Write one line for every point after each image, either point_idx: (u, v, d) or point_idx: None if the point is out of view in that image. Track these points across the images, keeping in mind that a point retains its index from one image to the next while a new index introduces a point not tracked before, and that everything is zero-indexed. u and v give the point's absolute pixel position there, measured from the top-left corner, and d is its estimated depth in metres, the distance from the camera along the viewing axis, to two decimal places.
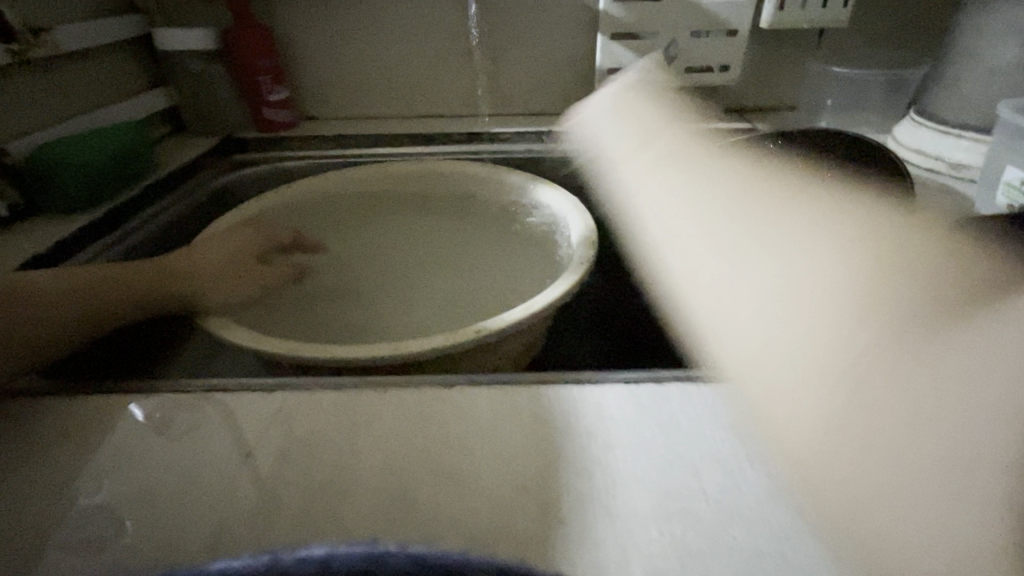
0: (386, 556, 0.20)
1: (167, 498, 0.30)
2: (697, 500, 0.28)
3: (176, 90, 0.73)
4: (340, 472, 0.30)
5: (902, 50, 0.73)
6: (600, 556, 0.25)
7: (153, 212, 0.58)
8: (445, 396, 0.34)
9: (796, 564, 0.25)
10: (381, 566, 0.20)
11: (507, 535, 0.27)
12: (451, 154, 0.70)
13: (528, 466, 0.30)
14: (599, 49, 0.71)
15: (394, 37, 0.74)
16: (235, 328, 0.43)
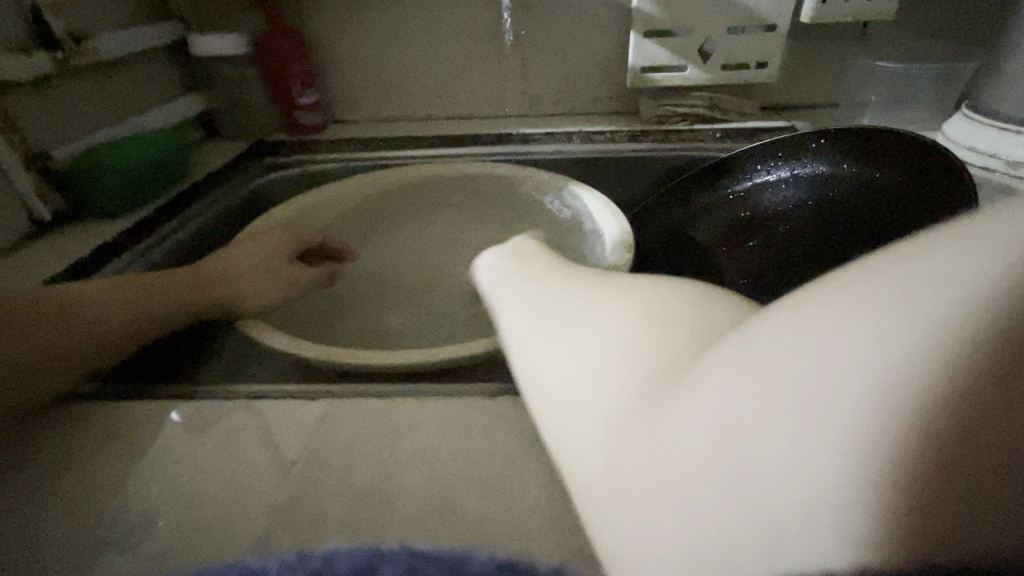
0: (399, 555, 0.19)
1: (210, 503, 0.30)
2: None
3: (209, 95, 0.75)
4: (383, 483, 0.30)
5: (951, 42, 0.69)
6: None
7: (189, 216, 0.59)
8: (487, 405, 0.33)
9: None
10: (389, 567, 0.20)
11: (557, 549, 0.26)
12: (480, 156, 0.70)
13: (572, 480, 0.29)
14: (631, 47, 0.69)
15: (423, 38, 0.74)
16: (272, 332, 0.43)
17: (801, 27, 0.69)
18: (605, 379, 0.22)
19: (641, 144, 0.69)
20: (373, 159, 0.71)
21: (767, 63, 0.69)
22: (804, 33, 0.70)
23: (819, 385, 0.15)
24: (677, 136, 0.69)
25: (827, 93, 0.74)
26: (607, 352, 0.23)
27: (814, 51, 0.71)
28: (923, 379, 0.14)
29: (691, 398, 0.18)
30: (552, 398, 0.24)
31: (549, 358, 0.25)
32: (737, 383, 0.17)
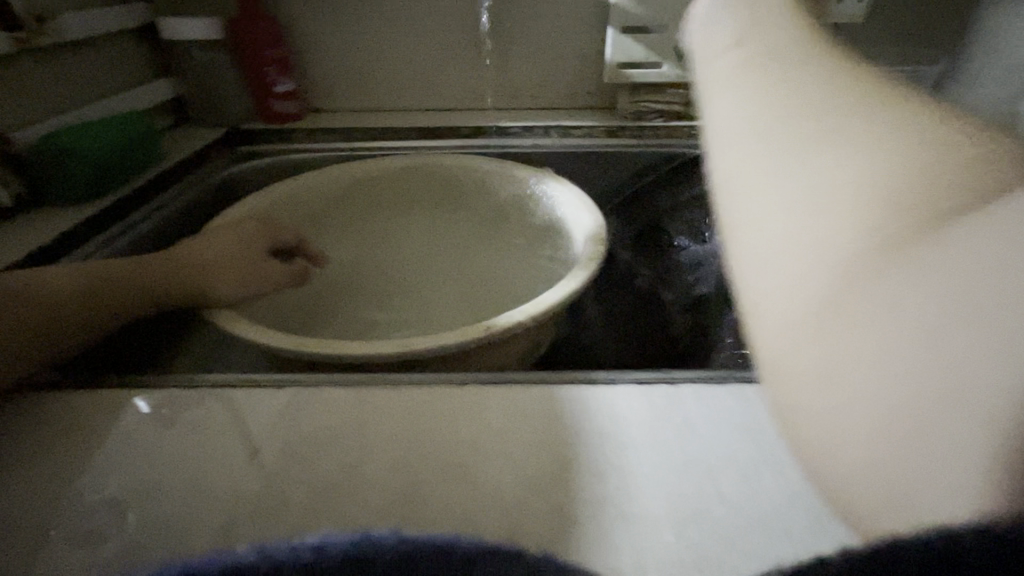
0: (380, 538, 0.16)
1: (170, 492, 0.30)
2: (712, 504, 0.27)
3: (181, 80, 0.73)
4: (350, 473, 0.30)
5: (919, 47, 0.71)
6: (615, 559, 0.25)
7: (159, 204, 0.58)
8: (454, 395, 0.33)
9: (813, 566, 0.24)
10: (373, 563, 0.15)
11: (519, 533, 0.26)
12: (458, 148, 0.70)
13: (536, 468, 0.29)
14: (609, 43, 0.70)
15: (402, 28, 0.73)
16: (240, 322, 0.42)
17: None
18: (799, 290, 0.21)
19: (618, 139, 0.69)
20: (350, 149, 0.70)
21: None
22: None
23: (998, 346, 0.14)
24: (653, 133, 0.70)
25: None
26: (821, 259, 0.20)
27: None
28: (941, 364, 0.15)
29: (888, 362, 0.17)
30: (784, 319, 0.21)
31: (764, 262, 0.23)
32: (936, 315, 0.16)
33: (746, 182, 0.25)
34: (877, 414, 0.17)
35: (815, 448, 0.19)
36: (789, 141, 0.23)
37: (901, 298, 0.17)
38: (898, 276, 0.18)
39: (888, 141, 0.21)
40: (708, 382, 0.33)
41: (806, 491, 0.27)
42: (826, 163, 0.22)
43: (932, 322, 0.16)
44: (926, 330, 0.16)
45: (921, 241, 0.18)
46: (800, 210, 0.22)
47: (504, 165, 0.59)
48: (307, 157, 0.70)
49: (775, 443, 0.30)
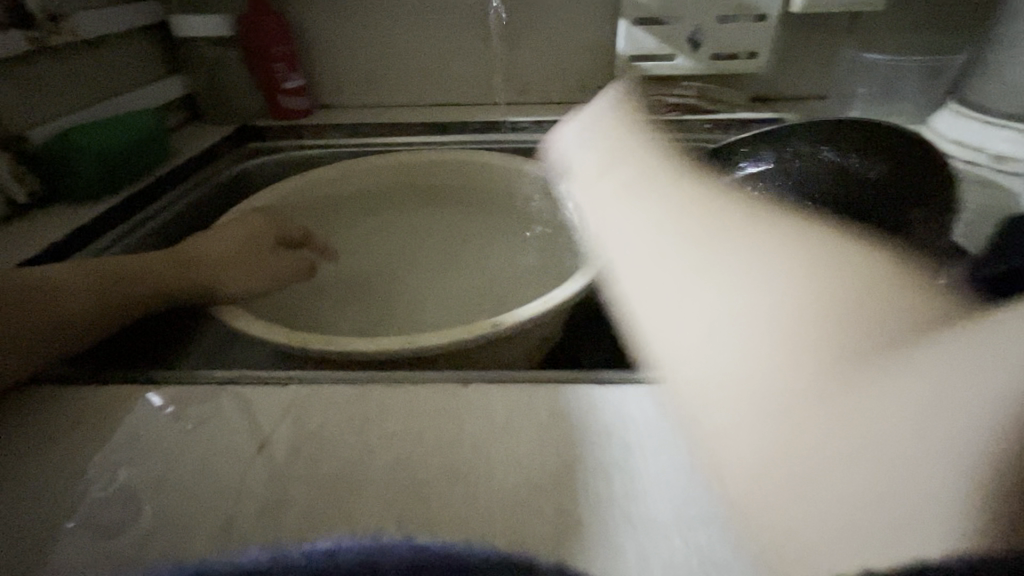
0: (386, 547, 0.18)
1: (177, 487, 0.30)
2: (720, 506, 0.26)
3: (193, 78, 0.73)
4: (353, 470, 0.29)
5: (940, 35, 0.69)
6: (621, 562, 0.24)
7: (169, 201, 0.58)
8: (459, 393, 0.33)
9: None
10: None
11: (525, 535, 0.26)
12: (467, 144, 0.69)
13: (539, 468, 0.28)
14: (621, 35, 0.68)
15: (410, 22, 0.73)
16: (248, 319, 0.43)
17: (791, 17, 0.69)
18: (743, 390, 0.25)
19: None
20: (359, 146, 0.70)
21: (757, 54, 0.68)
22: (794, 23, 0.69)
23: (960, 441, 0.19)
24: (665, 127, 0.68)
25: (815, 85, 0.73)
26: (756, 364, 0.25)
27: (805, 40, 0.70)
28: (916, 450, 0.20)
29: (860, 454, 0.21)
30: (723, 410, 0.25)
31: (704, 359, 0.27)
32: (890, 417, 0.21)
33: (694, 293, 0.30)
34: (854, 492, 0.21)
35: (767, 518, 0.23)
36: (712, 265, 0.30)
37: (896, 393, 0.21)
38: (868, 386, 0.22)
39: (813, 270, 0.26)
40: None
41: None
42: (775, 279, 0.27)
43: (907, 428, 0.21)
44: (935, 441, 0.20)
45: (892, 361, 0.22)
46: (750, 321, 0.26)
47: (514, 160, 0.59)
48: (317, 154, 0.70)
49: None
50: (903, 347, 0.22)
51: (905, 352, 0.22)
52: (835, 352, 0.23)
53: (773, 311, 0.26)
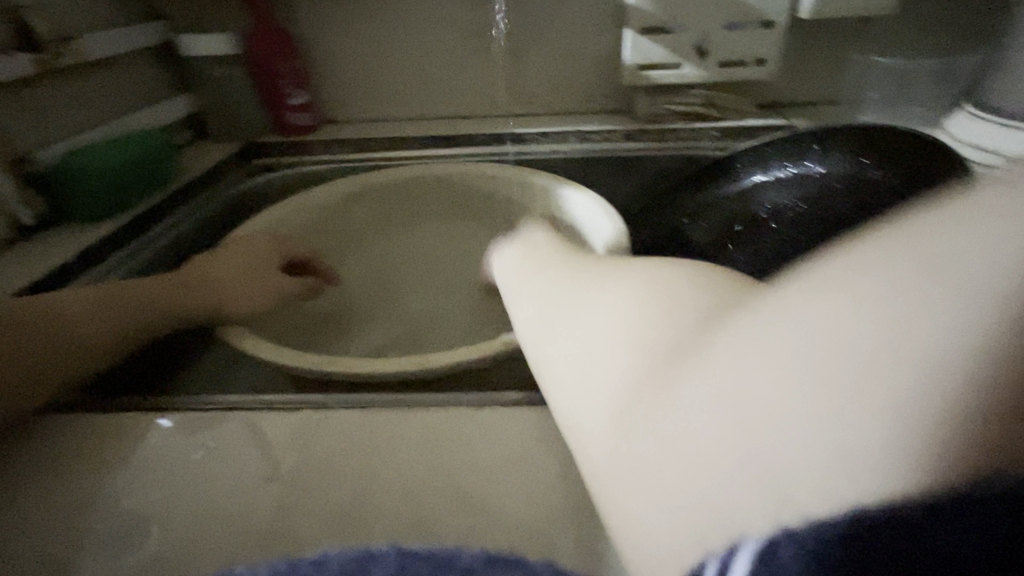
0: None
1: (183, 518, 0.29)
2: None
3: (198, 96, 0.73)
4: (363, 498, 0.28)
5: (950, 38, 0.68)
6: None
7: (176, 220, 0.58)
8: (472, 417, 0.31)
9: None
10: None
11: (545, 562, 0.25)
12: (474, 156, 0.69)
13: (560, 500, 0.27)
14: (626, 45, 0.68)
15: (413, 35, 0.73)
16: (255, 339, 0.42)
17: (797, 24, 0.68)
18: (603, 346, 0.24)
19: (637, 144, 0.67)
20: (365, 161, 0.70)
21: (765, 60, 0.67)
22: (801, 30, 0.69)
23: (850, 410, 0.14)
24: (674, 136, 0.68)
25: (825, 90, 0.72)
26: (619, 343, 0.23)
27: (814, 45, 0.69)
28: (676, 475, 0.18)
29: (728, 407, 0.17)
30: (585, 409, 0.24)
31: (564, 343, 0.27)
32: (840, 331, 0.15)
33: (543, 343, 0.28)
34: (791, 429, 0.15)
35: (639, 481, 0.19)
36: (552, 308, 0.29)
37: (773, 322, 0.17)
38: (735, 338, 0.18)
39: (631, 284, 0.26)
40: None
41: None
42: (601, 280, 0.28)
43: (766, 388, 0.16)
44: (795, 373, 0.16)
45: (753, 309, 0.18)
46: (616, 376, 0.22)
47: (520, 172, 0.58)
48: (322, 170, 0.70)
49: None
50: (806, 264, 0.18)
51: (821, 259, 0.17)
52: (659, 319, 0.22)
53: (593, 294, 0.27)
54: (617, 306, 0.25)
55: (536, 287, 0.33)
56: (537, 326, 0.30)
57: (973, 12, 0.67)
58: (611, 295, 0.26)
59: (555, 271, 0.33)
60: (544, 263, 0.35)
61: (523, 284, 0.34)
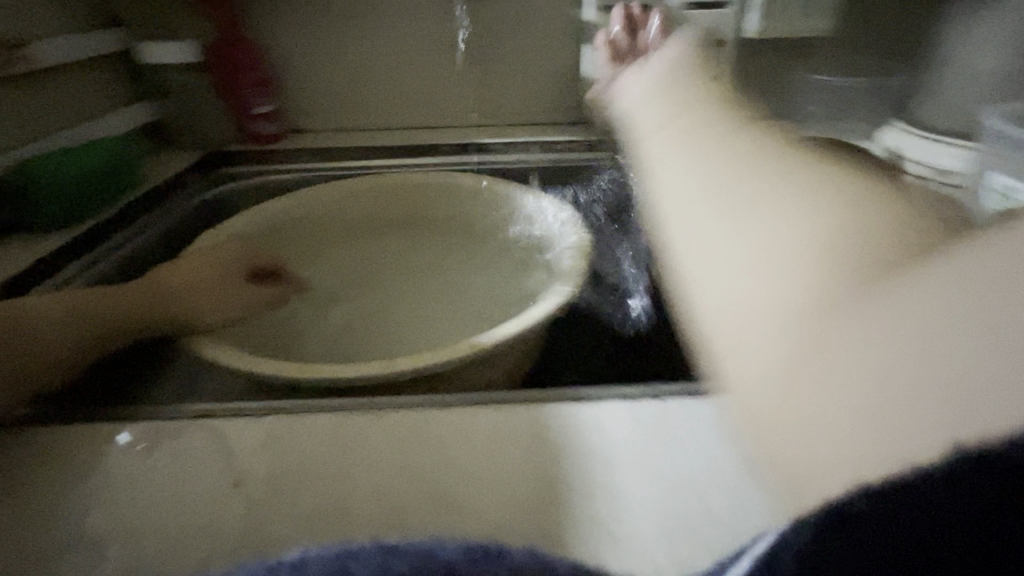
0: (359, 550, 0.18)
1: (149, 526, 0.29)
2: (701, 521, 0.27)
3: (159, 104, 0.72)
4: (335, 499, 0.29)
5: (884, 57, 0.74)
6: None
7: (136, 229, 0.57)
8: (441, 416, 0.33)
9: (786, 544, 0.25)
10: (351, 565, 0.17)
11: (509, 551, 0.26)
12: (441, 166, 0.70)
13: (524, 493, 0.28)
14: (587, 60, 0.71)
15: (380, 47, 0.74)
16: (222, 347, 0.41)
17: (746, 42, 0.73)
18: (719, 250, 0.20)
19: (599, 154, 0.70)
20: (333, 170, 0.70)
21: None
22: (749, 48, 0.73)
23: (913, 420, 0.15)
24: None
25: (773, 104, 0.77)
26: (736, 254, 0.20)
27: (762, 62, 0.74)
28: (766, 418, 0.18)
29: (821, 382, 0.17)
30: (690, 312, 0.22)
31: (693, 226, 0.22)
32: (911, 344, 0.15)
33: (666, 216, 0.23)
34: (858, 413, 0.16)
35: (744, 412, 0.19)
36: (701, 171, 0.23)
37: (882, 317, 0.16)
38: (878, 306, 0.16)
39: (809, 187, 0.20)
40: (694, 398, 0.33)
41: None
42: (768, 161, 0.21)
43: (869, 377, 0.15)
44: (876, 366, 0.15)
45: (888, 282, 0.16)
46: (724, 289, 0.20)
47: (486, 181, 0.60)
48: (289, 178, 0.70)
49: None
50: (943, 253, 0.16)
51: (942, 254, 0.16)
52: (811, 237, 0.19)
53: (755, 178, 0.21)
54: (784, 206, 0.20)
55: (680, 127, 0.25)
56: (676, 180, 0.23)
57: (904, 35, 0.72)
58: (774, 197, 0.20)
59: (707, 126, 0.24)
60: (687, 107, 0.27)
61: (647, 118, 0.28)
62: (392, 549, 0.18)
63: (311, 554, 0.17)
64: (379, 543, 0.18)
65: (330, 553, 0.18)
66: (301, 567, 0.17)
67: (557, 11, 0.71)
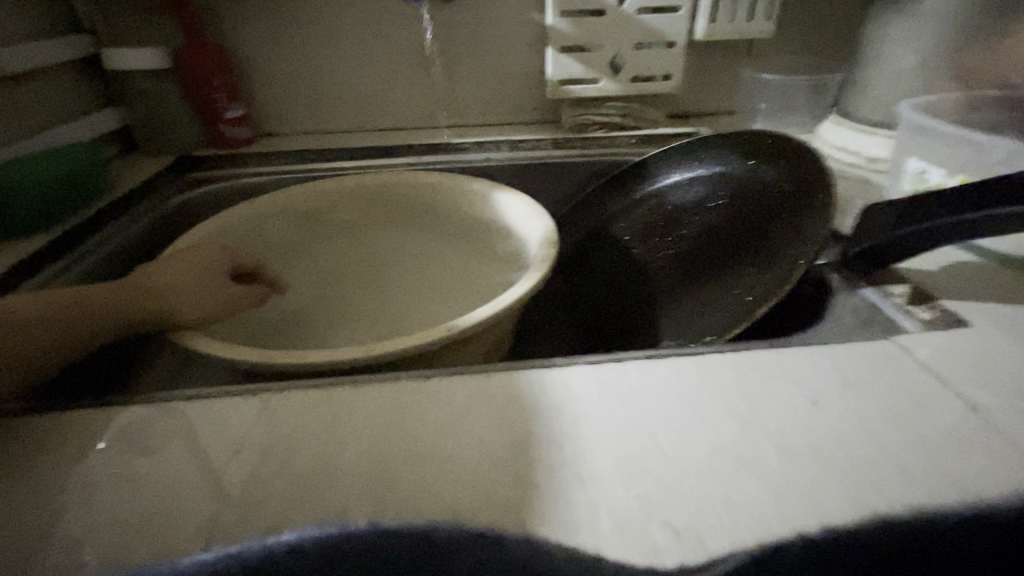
0: (355, 532, 0.23)
1: (144, 500, 0.29)
2: (653, 458, 0.28)
3: (128, 110, 0.73)
4: (324, 464, 0.30)
5: (820, 57, 0.80)
6: (569, 511, 0.26)
7: (111, 231, 0.57)
8: (423, 386, 0.34)
9: (734, 481, 0.26)
10: (346, 545, 0.23)
11: (486, 498, 0.27)
12: (413, 165, 0.73)
13: (496, 445, 0.30)
14: (550, 61, 0.74)
15: (349, 50, 0.76)
16: (207, 339, 0.43)
17: (696, 45, 0.78)
18: None
19: (564, 151, 0.73)
20: (307, 171, 0.72)
21: (671, 76, 0.76)
22: (700, 50, 0.78)
23: None
24: (596, 143, 0.75)
25: (722, 102, 0.82)
26: None
27: (711, 63, 0.79)
28: None
29: None
30: None
31: None
32: None
33: None
34: None
35: None
36: None
37: None
38: None
39: None
40: (652, 359, 0.35)
41: (733, 442, 0.28)
42: None
43: None
44: None
45: None
46: None
47: (458, 180, 0.62)
48: (263, 181, 0.71)
49: (709, 405, 0.31)
50: None
51: None
52: None
53: None
54: None
55: None
56: None
57: (836, 36, 0.79)
58: None
59: None
60: None
61: None
62: (385, 533, 0.23)
63: (305, 538, 0.23)
64: (374, 525, 0.24)
65: (324, 538, 0.23)
66: (296, 548, 0.23)
67: (519, 16, 0.75)
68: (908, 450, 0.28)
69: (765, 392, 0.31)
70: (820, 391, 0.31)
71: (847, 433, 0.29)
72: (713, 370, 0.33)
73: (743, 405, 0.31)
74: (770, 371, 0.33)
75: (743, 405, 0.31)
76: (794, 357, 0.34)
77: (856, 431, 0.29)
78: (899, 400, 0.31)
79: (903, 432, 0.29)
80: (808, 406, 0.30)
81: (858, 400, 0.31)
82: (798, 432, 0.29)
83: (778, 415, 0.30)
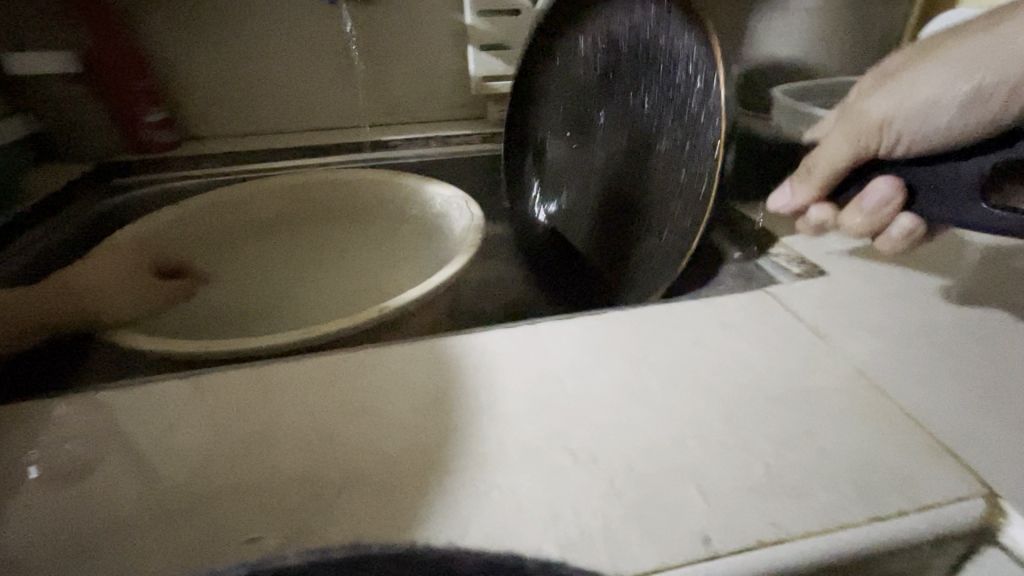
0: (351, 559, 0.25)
1: (88, 481, 0.30)
2: (559, 396, 0.32)
3: (40, 116, 0.70)
4: (261, 435, 0.32)
5: None
6: (483, 446, 0.30)
7: (30, 238, 0.56)
8: (355, 357, 0.37)
9: (627, 410, 0.31)
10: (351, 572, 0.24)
11: (414, 445, 0.30)
12: (345, 163, 0.74)
13: (417, 398, 0.33)
14: (473, 59, 0.78)
15: (273, 52, 0.76)
16: (141, 335, 0.43)
17: None
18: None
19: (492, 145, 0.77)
20: (237, 173, 0.72)
21: None
22: None
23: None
24: None
25: None
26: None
27: None
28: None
29: None
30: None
31: None
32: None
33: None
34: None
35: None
36: None
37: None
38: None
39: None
40: (564, 317, 0.39)
41: (627, 378, 0.33)
42: None
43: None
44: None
45: None
46: None
47: (390, 175, 0.64)
48: (193, 185, 0.70)
49: (610, 351, 0.35)
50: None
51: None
52: None
53: None
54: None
55: None
56: None
57: None
58: None
59: None
60: None
61: None
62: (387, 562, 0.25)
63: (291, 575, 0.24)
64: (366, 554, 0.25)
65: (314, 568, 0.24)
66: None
67: (440, 16, 0.78)
68: (773, 374, 0.33)
69: (658, 337, 0.36)
70: (705, 332, 0.37)
71: (722, 363, 0.34)
72: (615, 323, 0.38)
73: (638, 349, 0.35)
74: (663, 319, 0.38)
75: (638, 349, 0.35)
76: (685, 307, 0.39)
77: (729, 362, 0.34)
78: (769, 335, 0.36)
79: (770, 360, 0.34)
80: (693, 345, 0.36)
81: (734, 336, 0.36)
82: (683, 367, 0.34)
83: (667, 354, 0.35)
